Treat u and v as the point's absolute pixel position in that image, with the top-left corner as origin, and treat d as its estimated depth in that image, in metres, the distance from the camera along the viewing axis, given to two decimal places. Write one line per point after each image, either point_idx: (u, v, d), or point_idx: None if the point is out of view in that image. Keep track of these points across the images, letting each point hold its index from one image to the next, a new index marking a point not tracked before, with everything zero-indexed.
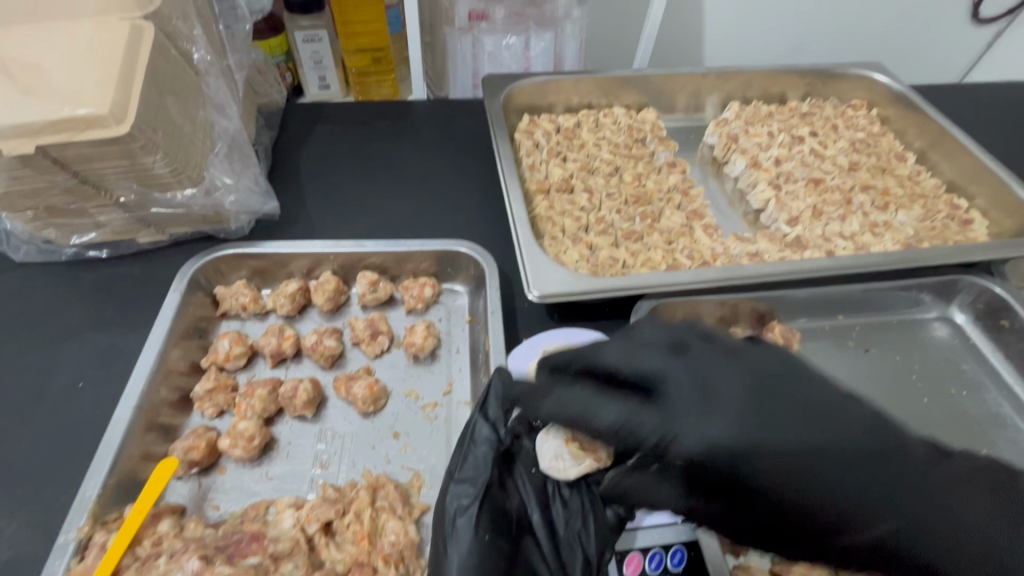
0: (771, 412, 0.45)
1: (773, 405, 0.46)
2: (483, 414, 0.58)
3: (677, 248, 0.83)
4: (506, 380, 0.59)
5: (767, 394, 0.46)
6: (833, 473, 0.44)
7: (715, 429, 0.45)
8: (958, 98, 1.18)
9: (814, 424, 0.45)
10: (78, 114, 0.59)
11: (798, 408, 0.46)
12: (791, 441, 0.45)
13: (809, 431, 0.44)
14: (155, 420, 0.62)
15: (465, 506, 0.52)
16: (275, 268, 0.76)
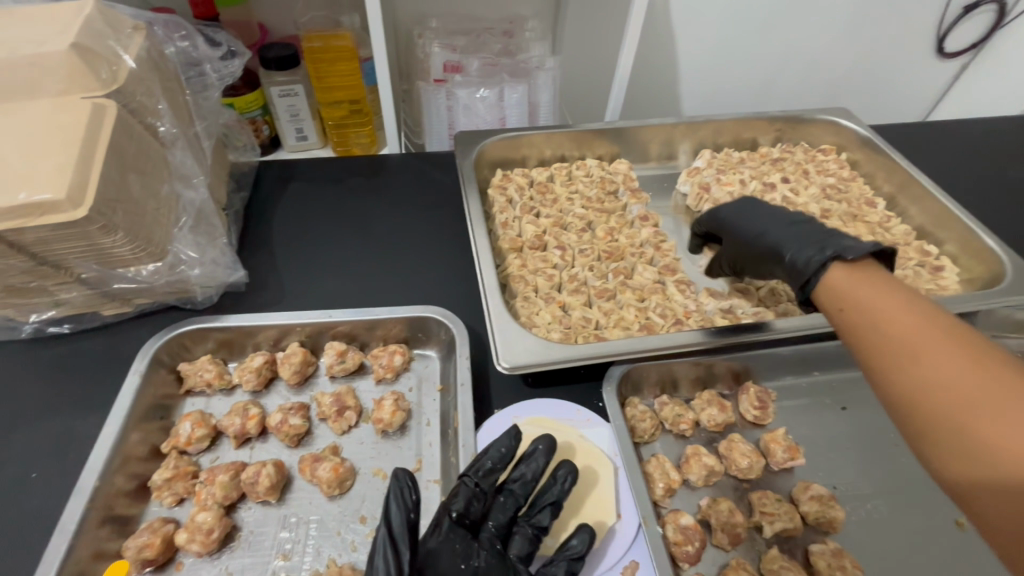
0: (775, 218, 0.74)
1: (780, 219, 0.73)
2: (387, 527, 0.54)
3: (650, 306, 0.82)
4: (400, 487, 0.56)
5: (788, 218, 0.73)
6: (795, 240, 0.68)
7: (744, 224, 0.76)
8: (925, 139, 1.20)
9: (802, 232, 0.69)
10: (34, 200, 0.59)
11: (800, 229, 0.70)
12: (774, 232, 0.72)
13: (763, 213, 0.75)
14: (110, 513, 0.60)
15: None
16: (241, 339, 0.75)
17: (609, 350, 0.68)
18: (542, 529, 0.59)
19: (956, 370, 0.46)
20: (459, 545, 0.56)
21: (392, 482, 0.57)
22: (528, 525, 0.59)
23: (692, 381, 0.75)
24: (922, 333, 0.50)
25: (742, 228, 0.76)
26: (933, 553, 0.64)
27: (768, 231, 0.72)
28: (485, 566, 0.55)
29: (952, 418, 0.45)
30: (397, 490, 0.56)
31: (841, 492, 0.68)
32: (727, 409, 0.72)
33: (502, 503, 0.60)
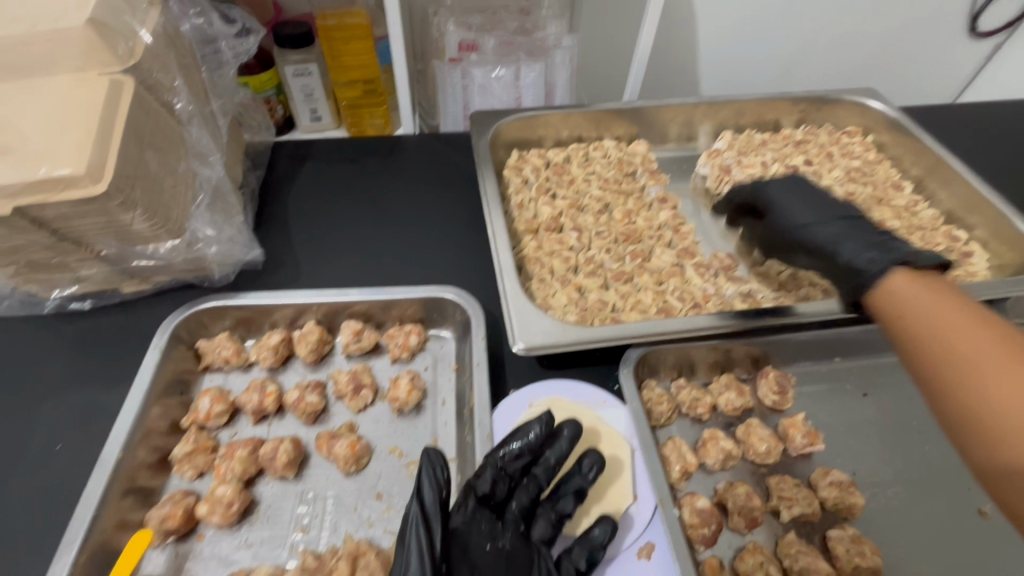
0: (829, 217, 0.72)
1: (835, 218, 0.72)
2: (420, 501, 0.54)
3: (668, 289, 0.81)
4: (433, 464, 0.56)
5: (843, 218, 0.71)
6: (850, 240, 0.67)
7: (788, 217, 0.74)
8: (955, 121, 1.16)
9: (857, 233, 0.68)
10: (53, 175, 0.59)
11: (853, 229, 0.69)
12: (827, 228, 0.70)
13: (815, 209, 0.74)
14: (132, 484, 0.61)
15: None
16: (258, 318, 0.75)
17: (626, 333, 0.68)
18: (565, 514, 0.59)
19: (1012, 371, 0.46)
20: (485, 526, 0.56)
21: (422, 462, 0.56)
22: (551, 509, 0.59)
23: (709, 365, 0.75)
24: (975, 335, 0.49)
25: (790, 218, 0.75)
26: (954, 541, 0.63)
27: (818, 226, 0.71)
28: (510, 547, 0.55)
29: (997, 417, 0.45)
30: (427, 469, 0.56)
31: (861, 479, 0.67)
32: (745, 394, 0.72)
33: (525, 485, 0.60)
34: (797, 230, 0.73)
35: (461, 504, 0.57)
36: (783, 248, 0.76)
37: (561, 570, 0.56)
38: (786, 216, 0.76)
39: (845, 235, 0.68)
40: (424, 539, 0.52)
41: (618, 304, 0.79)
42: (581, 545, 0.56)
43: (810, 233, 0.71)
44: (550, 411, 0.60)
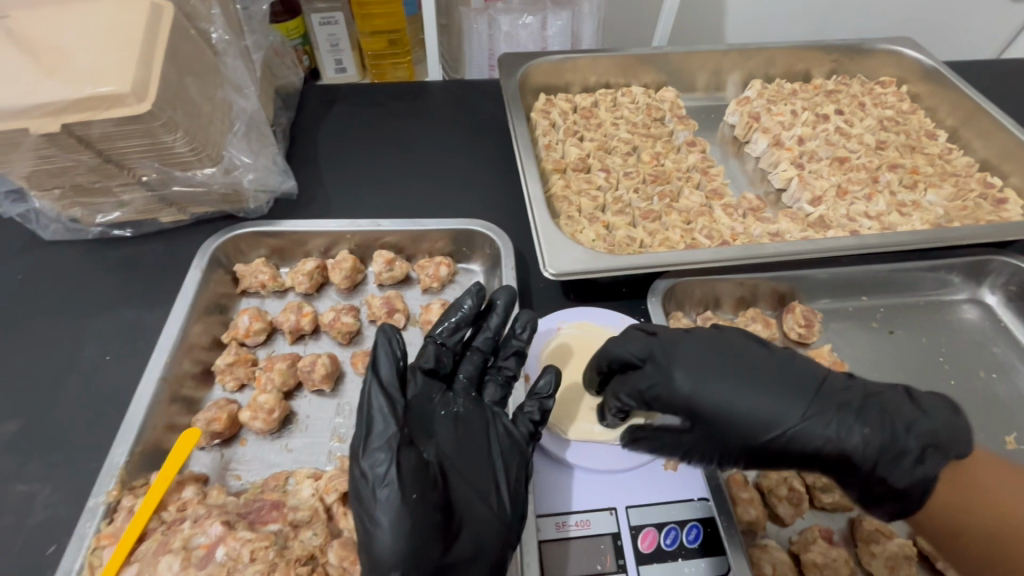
0: (775, 381, 0.52)
1: (802, 390, 0.51)
2: (375, 374, 0.53)
3: (696, 227, 0.81)
4: (388, 335, 0.54)
5: (815, 393, 0.51)
6: (835, 428, 0.50)
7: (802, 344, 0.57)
8: (994, 74, 1.12)
9: (833, 408, 0.51)
10: (100, 92, 0.60)
11: (830, 407, 0.50)
12: (816, 417, 0.50)
13: (778, 387, 0.51)
14: (179, 393, 0.63)
15: (383, 473, 0.48)
16: (293, 246, 0.77)
17: (656, 262, 0.68)
18: (512, 375, 0.61)
19: None
20: (439, 394, 0.57)
21: (381, 336, 0.54)
22: (497, 374, 0.61)
23: (735, 301, 0.76)
24: None
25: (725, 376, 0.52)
26: None
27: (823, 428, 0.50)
28: (463, 410, 0.57)
29: None
30: (385, 341, 0.54)
31: None
32: (770, 327, 0.74)
33: (471, 356, 0.61)
34: (774, 418, 0.50)
35: (410, 377, 0.58)
36: (717, 396, 0.52)
37: (517, 422, 0.57)
38: (732, 390, 0.52)
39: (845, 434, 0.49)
40: (384, 398, 0.52)
41: (646, 240, 0.79)
42: (530, 399, 0.58)
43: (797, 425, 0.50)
44: (478, 282, 0.61)
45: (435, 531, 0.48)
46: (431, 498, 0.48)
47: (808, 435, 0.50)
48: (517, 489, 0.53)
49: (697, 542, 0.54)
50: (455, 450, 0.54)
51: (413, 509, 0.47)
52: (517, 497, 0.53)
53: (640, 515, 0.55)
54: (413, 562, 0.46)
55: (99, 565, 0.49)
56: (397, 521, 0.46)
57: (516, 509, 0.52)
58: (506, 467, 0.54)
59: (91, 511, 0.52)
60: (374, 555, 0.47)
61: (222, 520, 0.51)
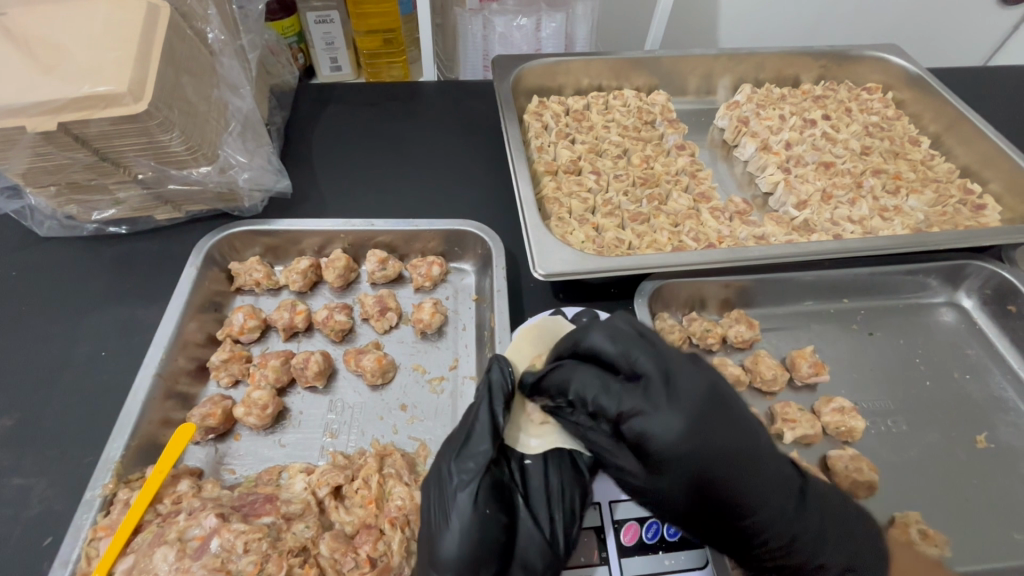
0: (712, 417, 0.49)
1: (716, 418, 0.49)
2: (489, 402, 0.55)
3: (683, 230, 0.84)
4: (507, 370, 0.57)
5: (721, 416, 0.49)
6: (735, 471, 0.49)
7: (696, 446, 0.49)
8: (978, 82, 1.15)
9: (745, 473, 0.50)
10: (97, 92, 0.60)
11: (746, 489, 0.49)
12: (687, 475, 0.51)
13: (703, 417, 0.48)
14: (174, 389, 0.64)
15: (465, 481, 0.52)
16: (287, 245, 0.78)
17: (642, 263, 0.70)
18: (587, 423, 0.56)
19: None
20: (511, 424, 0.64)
21: (489, 364, 0.58)
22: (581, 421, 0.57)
23: (721, 302, 0.78)
24: None
25: (653, 425, 0.48)
26: (951, 462, 0.66)
27: (672, 483, 0.49)
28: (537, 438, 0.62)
29: None
30: (498, 370, 0.57)
31: (863, 408, 0.70)
32: (754, 327, 0.74)
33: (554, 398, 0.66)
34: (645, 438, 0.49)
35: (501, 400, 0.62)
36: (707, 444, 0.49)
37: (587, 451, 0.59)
38: (658, 414, 0.49)
39: (753, 507, 0.49)
40: (488, 417, 0.55)
41: (634, 242, 0.81)
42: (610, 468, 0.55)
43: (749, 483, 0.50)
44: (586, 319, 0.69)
45: (494, 548, 0.51)
46: (497, 514, 0.52)
47: (699, 475, 0.48)
48: (569, 518, 0.54)
49: (678, 536, 0.55)
50: (523, 476, 0.56)
51: (480, 523, 0.51)
52: (573, 526, 0.53)
53: (624, 509, 0.57)
54: (472, 568, 0.50)
55: (95, 556, 0.51)
56: (467, 528, 0.50)
57: (569, 540, 0.53)
58: (564, 498, 0.55)
59: (88, 503, 0.53)
60: (437, 557, 0.50)
61: (217, 513, 0.52)
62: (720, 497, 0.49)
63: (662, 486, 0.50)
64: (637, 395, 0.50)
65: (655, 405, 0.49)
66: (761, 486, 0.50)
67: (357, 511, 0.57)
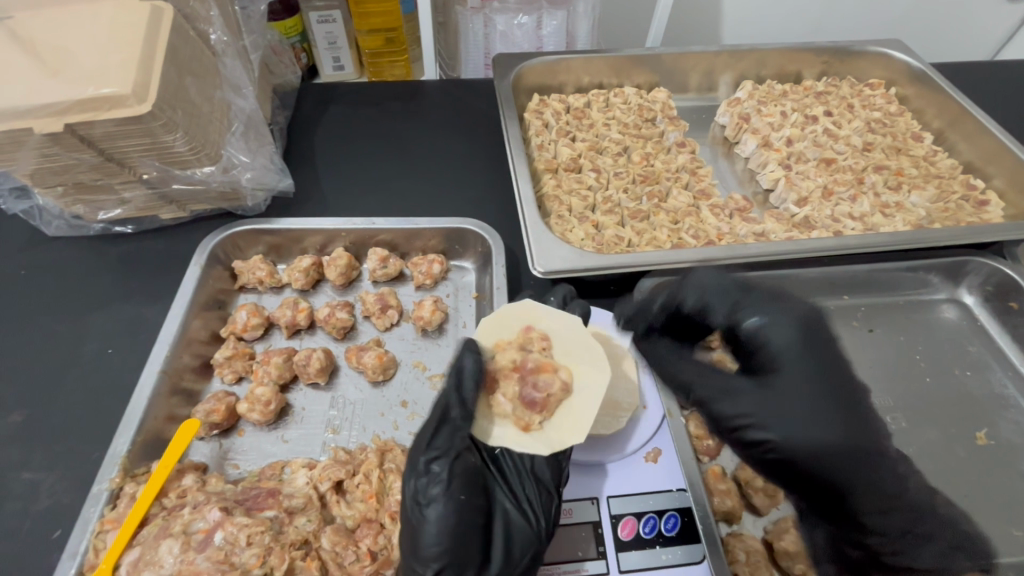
0: (818, 360, 0.53)
1: (831, 365, 0.53)
2: (460, 394, 0.55)
3: (683, 227, 0.84)
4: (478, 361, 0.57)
5: (828, 356, 0.53)
6: (845, 439, 0.50)
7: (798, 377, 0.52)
8: (984, 77, 1.14)
9: (837, 401, 0.52)
10: (102, 93, 0.61)
11: (865, 452, 0.50)
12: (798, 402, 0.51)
13: (816, 341, 0.54)
14: (179, 385, 0.65)
15: (436, 474, 0.51)
16: (290, 244, 0.79)
17: (640, 261, 0.70)
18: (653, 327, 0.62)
19: None
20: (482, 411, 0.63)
21: (461, 351, 0.58)
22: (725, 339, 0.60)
23: None
24: None
25: (772, 330, 0.55)
26: (950, 459, 0.66)
27: (782, 408, 0.51)
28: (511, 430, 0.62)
29: None
30: (470, 357, 0.57)
31: None
32: None
33: None
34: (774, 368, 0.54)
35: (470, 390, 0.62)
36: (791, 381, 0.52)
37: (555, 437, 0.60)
38: (774, 321, 0.56)
39: (863, 473, 0.50)
40: (460, 408, 0.55)
41: (634, 239, 0.82)
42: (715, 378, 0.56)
43: (807, 424, 0.50)
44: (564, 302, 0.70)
45: (473, 534, 0.50)
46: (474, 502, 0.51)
47: (798, 421, 0.50)
48: (545, 498, 0.55)
49: (674, 531, 0.56)
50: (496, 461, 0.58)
51: (458, 509, 0.50)
52: (550, 504, 0.54)
53: (622, 505, 0.57)
54: (453, 553, 0.49)
55: (102, 548, 0.52)
56: (444, 516, 0.49)
57: (548, 517, 0.54)
58: (537, 479, 0.55)
59: (95, 497, 0.54)
60: (417, 547, 0.49)
61: (220, 506, 0.53)
62: (832, 429, 0.50)
63: (780, 420, 0.51)
64: (739, 297, 0.58)
65: (777, 318, 0.56)
66: (889, 466, 0.51)
67: (357, 506, 0.58)
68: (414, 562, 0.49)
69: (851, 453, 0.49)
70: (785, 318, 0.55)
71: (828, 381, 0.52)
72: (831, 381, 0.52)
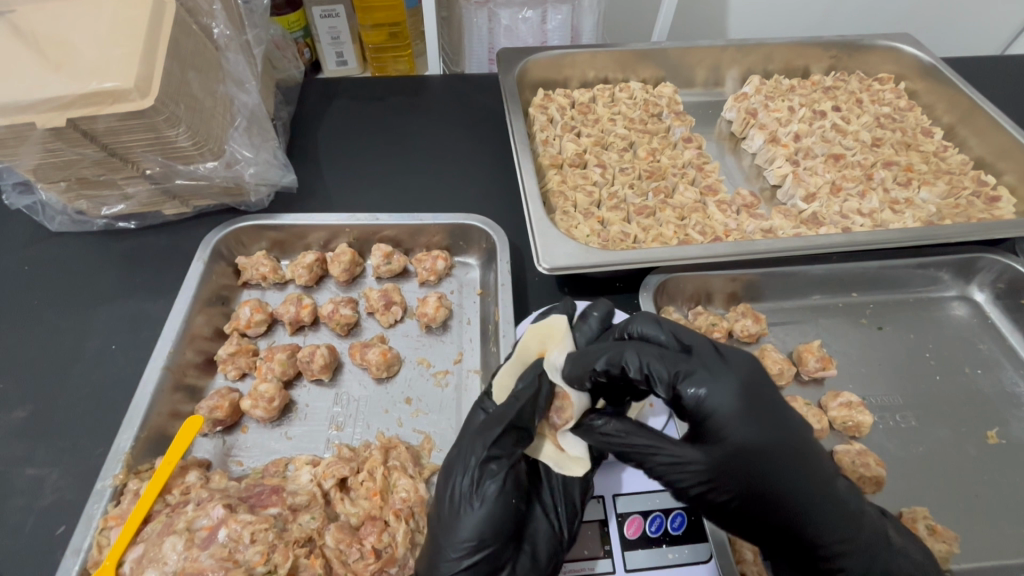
0: (760, 410, 0.49)
1: (767, 410, 0.49)
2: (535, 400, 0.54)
3: (689, 223, 0.83)
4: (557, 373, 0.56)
5: (768, 404, 0.50)
6: (784, 466, 0.49)
7: (740, 430, 0.48)
8: (995, 72, 1.12)
9: (776, 447, 0.49)
10: (104, 88, 0.60)
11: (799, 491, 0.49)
12: (751, 450, 0.48)
13: (757, 392, 0.50)
14: (182, 381, 0.65)
15: (493, 469, 0.52)
16: (293, 240, 0.79)
17: (647, 258, 0.69)
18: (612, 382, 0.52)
19: None
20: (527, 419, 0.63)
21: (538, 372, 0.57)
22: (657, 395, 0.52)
23: (727, 296, 0.78)
24: None
25: (711, 389, 0.49)
26: (961, 458, 0.65)
27: (725, 458, 0.48)
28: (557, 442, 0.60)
29: None
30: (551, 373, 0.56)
31: (871, 403, 0.69)
32: (761, 321, 0.74)
33: None
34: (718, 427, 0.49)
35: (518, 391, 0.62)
36: (737, 432, 0.48)
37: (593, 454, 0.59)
38: (716, 379, 0.50)
39: (801, 504, 0.49)
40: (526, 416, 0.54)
41: (640, 236, 0.81)
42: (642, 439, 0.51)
43: (748, 461, 0.48)
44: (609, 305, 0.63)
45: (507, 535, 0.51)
46: (517, 502, 0.52)
47: (745, 458, 0.48)
48: (574, 514, 0.54)
49: (681, 530, 0.55)
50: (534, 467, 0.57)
51: (504, 507, 0.51)
52: (574, 520, 0.53)
53: (627, 503, 0.57)
54: (489, 546, 0.50)
55: (105, 545, 0.52)
56: (490, 512, 0.50)
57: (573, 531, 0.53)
58: (567, 495, 0.55)
59: (98, 493, 0.54)
60: (451, 535, 0.50)
61: (224, 504, 0.53)
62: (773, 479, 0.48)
63: (718, 475, 0.48)
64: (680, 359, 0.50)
65: (716, 373, 0.50)
66: (830, 495, 0.50)
67: (361, 503, 0.57)
68: (443, 549, 0.50)
69: (780, 496, 0.49)
70: (726, 375, 0.50)
71: (768, 428, 0.49)
72: (770, 428, 0.49)
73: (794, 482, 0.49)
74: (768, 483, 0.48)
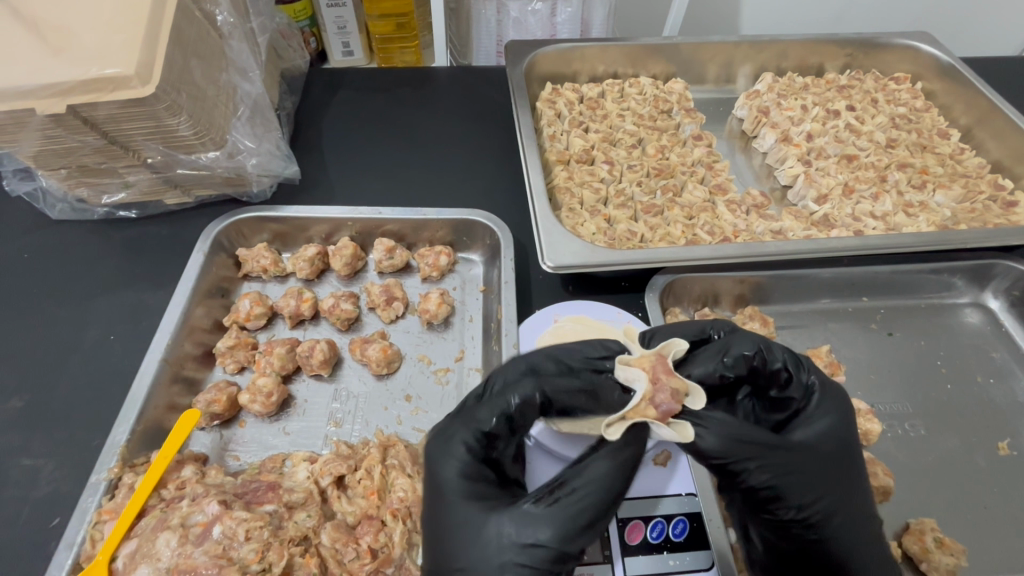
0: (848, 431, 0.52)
1: (847, 431, 0.52)
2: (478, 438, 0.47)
3: (698, 223, 0.82)
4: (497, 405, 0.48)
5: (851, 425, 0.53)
6: (844, 487, 0.50)
7: (818, 452, 0.50)
8: (1015, 72, 1.10)
9: (841, 471, 0.50)
10: (105, 74, 0.59)
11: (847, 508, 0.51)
12: (832, 475, 0.50)
13: (850, 413, 0.53)
14: (180, 373, 0.64)
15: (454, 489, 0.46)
16: (295, 232, 0.78)
17: (655, 258, 0.68)
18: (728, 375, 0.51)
19: None
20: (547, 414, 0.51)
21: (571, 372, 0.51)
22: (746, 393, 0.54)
23: (734, 299, 0.76)
24: None
25: (821, 412, 0.52)
26: (971, 469, 0.63)
27: (814, 479, 0.49)
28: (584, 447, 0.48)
29: None
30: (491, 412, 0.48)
31: (880, 411, 0.67)
32: (770, 326, 0.73)
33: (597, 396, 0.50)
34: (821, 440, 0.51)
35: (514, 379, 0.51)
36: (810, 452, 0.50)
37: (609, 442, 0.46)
38: (832, 405, 0.53)
39: (857, 530, 0.50)
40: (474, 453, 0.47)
41: (647, 235, 0.79)
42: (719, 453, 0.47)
43: (828, 480, 0.50)
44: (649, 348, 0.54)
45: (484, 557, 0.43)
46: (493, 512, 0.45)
47: (823, 477, 0.49)
48: (568, 523, 0.43)
49: (682, 537, 0.55)
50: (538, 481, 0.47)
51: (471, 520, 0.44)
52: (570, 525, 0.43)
53: (629, 508, 0.55)
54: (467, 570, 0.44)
55: (99, 539, 0.51)
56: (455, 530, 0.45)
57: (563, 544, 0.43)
58: (564, 504, 0.44)
59: (93, 486, 0.53)
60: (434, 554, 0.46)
61: (219, 500, 0.52)
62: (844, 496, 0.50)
63: (811, 482, 0.49)
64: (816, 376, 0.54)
65: (825, 400, 0.53)
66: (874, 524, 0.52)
67: (359, 502, 0.57)
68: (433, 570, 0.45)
69: (843, 519, 0.50)
70: (835, 406, 0.53)
71: (846, 451, 0.51)
72: (848, 455, 0.51)
73: (855, 509, 0.50)
74: (833, 503, 0.49)
